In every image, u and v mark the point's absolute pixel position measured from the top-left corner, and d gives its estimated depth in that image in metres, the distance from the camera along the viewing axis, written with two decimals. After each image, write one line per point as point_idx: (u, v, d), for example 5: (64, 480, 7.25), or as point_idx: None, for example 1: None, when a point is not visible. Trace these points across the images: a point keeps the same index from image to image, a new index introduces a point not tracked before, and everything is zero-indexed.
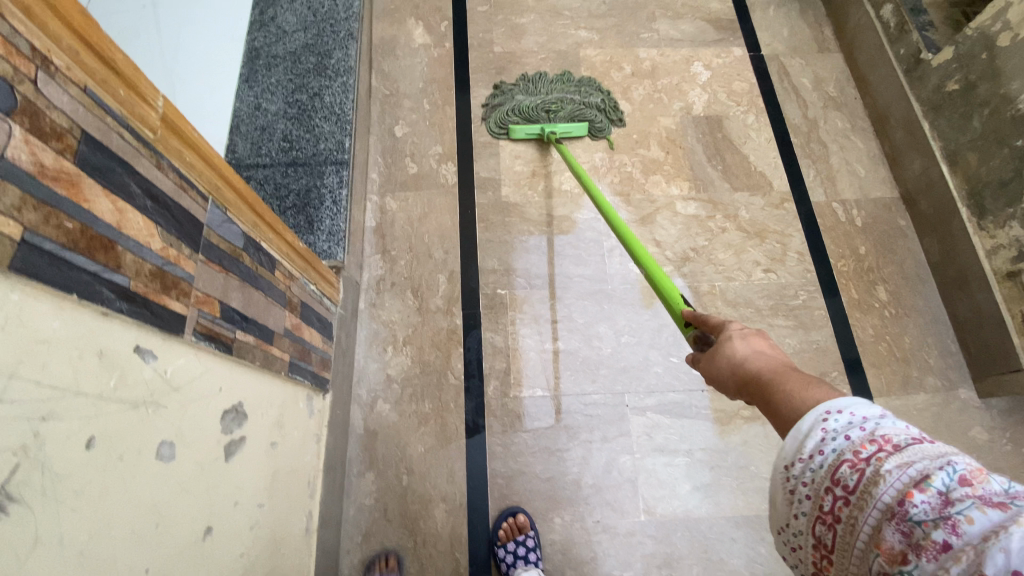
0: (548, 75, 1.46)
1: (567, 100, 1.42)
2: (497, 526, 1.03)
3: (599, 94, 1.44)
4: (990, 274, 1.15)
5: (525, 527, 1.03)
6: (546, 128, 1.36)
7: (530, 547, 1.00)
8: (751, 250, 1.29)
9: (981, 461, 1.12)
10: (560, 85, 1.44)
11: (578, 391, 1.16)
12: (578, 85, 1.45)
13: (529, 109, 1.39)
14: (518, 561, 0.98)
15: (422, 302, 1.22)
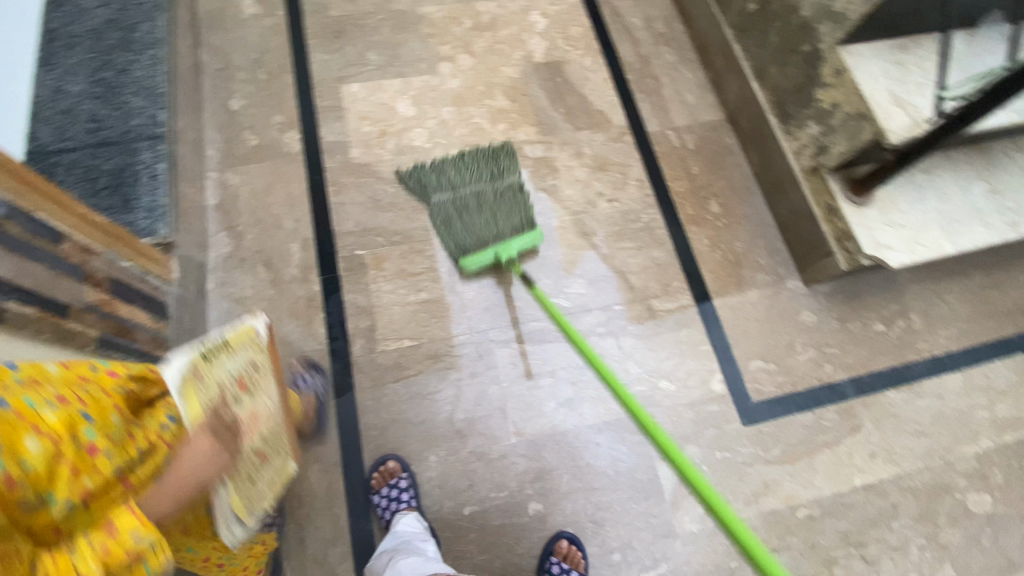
0: (450, 175, 1.28)
1: (494, 197, 1.26)
2: (370, 475, 1.06)
3: (510, 172, 1.31)
4: (799, 172, 1.25)
5: (396, 472, 1.06)
6: (504, 251, 1.16)
7: (402, 488, 1.03)
8: (596, 183, 1.37)
9: (811, 339, 1.24)
10: (473, 181, 1.28)
11: (445, 335, 1.18)
12: (488, 170, 1.30)
13: (474, 236, 1.21)
14: (393, 503, 1.01)
15: (276, 274, 1.20)
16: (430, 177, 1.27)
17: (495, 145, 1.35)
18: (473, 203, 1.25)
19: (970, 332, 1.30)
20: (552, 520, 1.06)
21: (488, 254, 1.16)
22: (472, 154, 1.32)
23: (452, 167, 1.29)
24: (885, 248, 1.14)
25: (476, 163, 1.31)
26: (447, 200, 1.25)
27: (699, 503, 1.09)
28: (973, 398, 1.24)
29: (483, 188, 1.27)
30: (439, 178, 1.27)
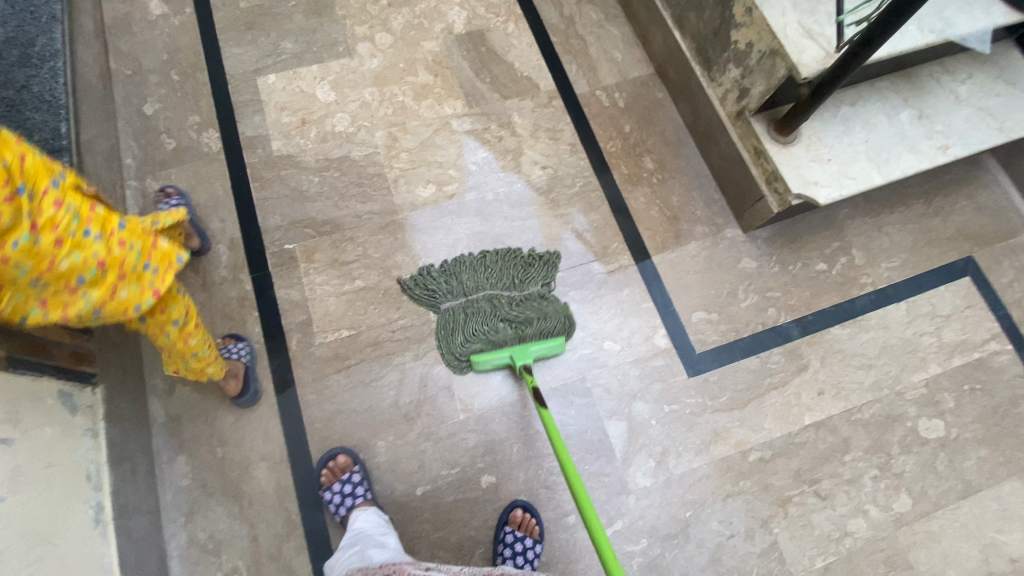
0: (464, 278, 1.19)
1: (514, 303, 1.17)
2: (319, 472, 1.04)
3: (537, 281, 1.20)
4: (725, 118, 1.24)
5: (348, 466, 1.04)
6: (520, 355, 1.10)
7: (354, 483, 1.02)
8: (527, 151, 1.34)
9: (753, 285, 1.24)
10: (494, 292, 1.18)
11: (384, 321, 1.17)
12: (510, 278, 1.19)
13: (487, 330, 1.13)
14: (347, 499, 1.00)
15: (205, 278, 1.17)
16: (441, 280, 1.19)
17: (520, 252, 1.23)
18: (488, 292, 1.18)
19: (913, 261, 1.30)
20: (505, 491, 1.07)
21: (503, 355, 1.10)
22: (494, 254, 1.22)
23: (468, 264, 1.21)
24: (814, 186, 1.13)
25: (496, 264, 1.21)
26: (461, 305, 1.17)
27: (650, 458, 1.09)
28: (919, 326, 1.25)
29: (503, 297, 1.17)
30: (452, 278, 1.19)
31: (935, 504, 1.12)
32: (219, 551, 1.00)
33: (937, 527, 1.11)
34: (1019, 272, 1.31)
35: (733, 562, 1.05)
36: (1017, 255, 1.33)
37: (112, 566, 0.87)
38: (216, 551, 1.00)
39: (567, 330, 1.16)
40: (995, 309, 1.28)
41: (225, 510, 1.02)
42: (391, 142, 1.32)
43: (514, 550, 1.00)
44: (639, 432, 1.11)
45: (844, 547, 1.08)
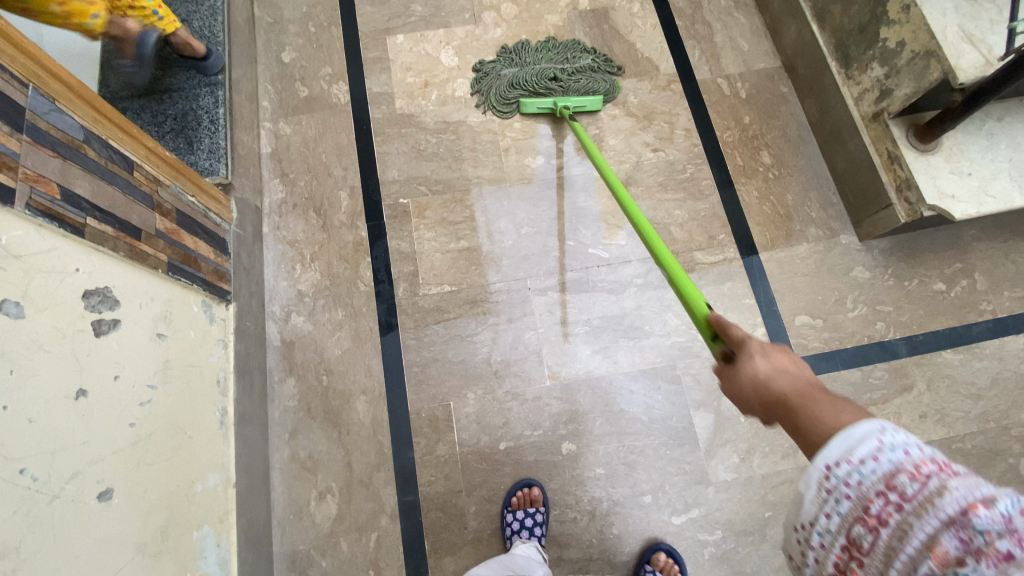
0: (525, 57, 1.37)
1: (565, 72, 1.35)
2: (510, 493, 1.06)
3: (588, 56, 1.38)
4: (859, 119, 1.19)
5: (537, 501, 1.05)
6: (561, 102, 1.30)
7: (538, 521, 1.01)
8: (640, 132, 1.34)
9: (863, 296, 1.19)
10: (549, 60, 1.36)
11: (485, 282, 1.21)
12: (565, 53, 1.38)
13: (540, 83, 1.34)
14: (523, 531, 1.00)
15: (325, 219, 1.25)
16: (504, 56, 1.38)
17: (579, 42, 1.40)
18: (541, 56, 1.37)
19: None
20: (584, 460, 1.09)
21: (547, 100, 1.31)
22: (553, 43, 1.39)
23: (531, 51, 1.38)
24: (949, 199, 1.07)
25: (554, 49, 1.38)
26: (516, 74, 1.35)
27: (734, 453, 1.08)
28: None
29: (556, 68, 1.36)
30: (516, 53, 1.38)
31: None
32: (316, 471, 1.08)
33: None
34: None
35: None
36: None
37: (229, 466, 0.96)
38: (312, 470, 1.08)
39: (609, 92, 1.34)
40: None
41: (324, 434, 1.10)
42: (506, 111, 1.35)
43: None
44: (726, 427, 1.10)
45: None
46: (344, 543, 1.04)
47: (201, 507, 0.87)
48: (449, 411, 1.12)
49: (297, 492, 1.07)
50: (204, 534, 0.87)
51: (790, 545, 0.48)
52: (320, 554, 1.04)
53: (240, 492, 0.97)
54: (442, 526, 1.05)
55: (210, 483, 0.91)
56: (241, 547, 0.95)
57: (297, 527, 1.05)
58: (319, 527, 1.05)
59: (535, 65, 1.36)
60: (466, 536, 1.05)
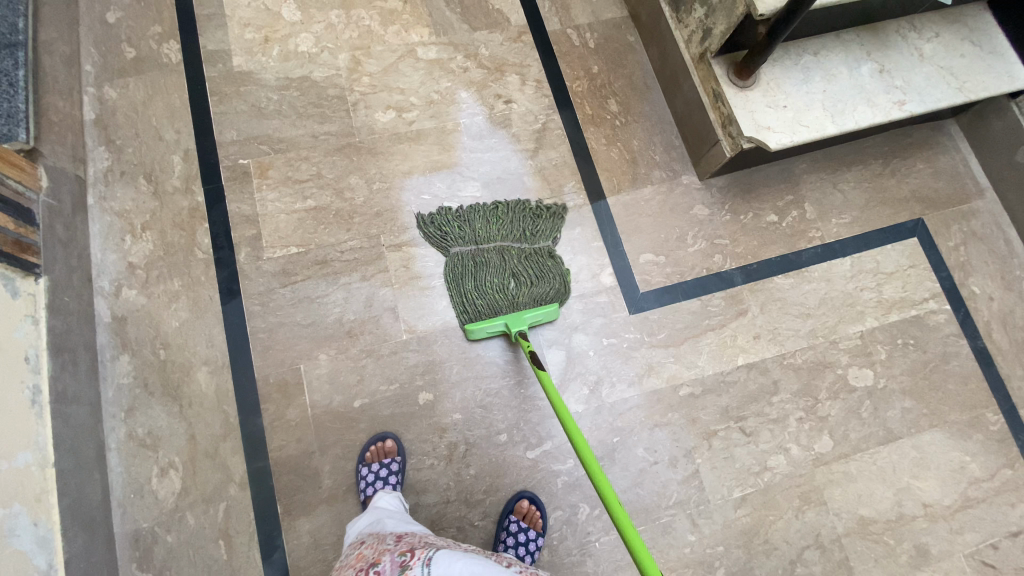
0: (478, 226, 1.19)
1: (523, 259, 1.17)
2: (364, 450, 1.05)
3: (547, 233, 1.21)
4: (689, 61, 1.23)
5: (391, 452, 1.05)
6: (515, 322, 1.09)
7: (392, 471, 1.01)
8: (493, 85, 1.33)
9: (703, 232, 1.26)
10: (501, 237, 1.19)
11: (334, 241, 1.17)
12: (520, 225, 1.20)
13: (489, 285, 1.14)
14: (377, 482, 1.00)
15: (157, 187, 1.18)
16: (450, 228, 1.18)
17: (532, 203, 1.23)
18: (493, 230, 1.19)
19: (862, 219, 1.32)
20: (440, 408, 1.10)
21: (498, 323, 1.10)
22: (510, 210, 1.22)
23: (482, 224, 1.20)
24: (766, 130, 1.13)
25: (508, 217, 1.21)
26: (470, 252, 1.17)
27: (584, 386, 1.13)
28: (860, 281, 1.27)
29: (512, 249, 1.18)
30: (464, 227, 1.19)
31: (854, 447, 1.16)
32: (157, 447, 1.03)
33: (855, 469, 1.15)
34: (966, 237, 1.33)
35: (653, 487, 1.09)
36: (966, 221, 1.34)
37: (45, 444, 0.89)
38: (153, 447, 1.03)
39: (564, 296, 1.17)
40: (938, 271, 1.30)
41: (164, 408, 1.05)
42: (354, 65, 1.30)
43: (517, 539, 1.01)
44: (577, 362, 1.14)
45: (762, 480, 1.12)
46: (190, 517, 1.00)
47: (4, 487, 0.81)
48: (300, 374, 1.09)
49: (137, 470, 1.02)
50: (11, 512, 0.81)
51: None
52: (165, 530, 1.00)
53: (62, 471, 0.91)
54: (296, 488, 1.03)
55: (19, 461, 0.84)
56: (69, 526, 0.89)
57: (138, 505, 1.00)
58: (163, 503, 1.01)
59: (486, 244, 1.18)
60: (321, 495, 1.04)
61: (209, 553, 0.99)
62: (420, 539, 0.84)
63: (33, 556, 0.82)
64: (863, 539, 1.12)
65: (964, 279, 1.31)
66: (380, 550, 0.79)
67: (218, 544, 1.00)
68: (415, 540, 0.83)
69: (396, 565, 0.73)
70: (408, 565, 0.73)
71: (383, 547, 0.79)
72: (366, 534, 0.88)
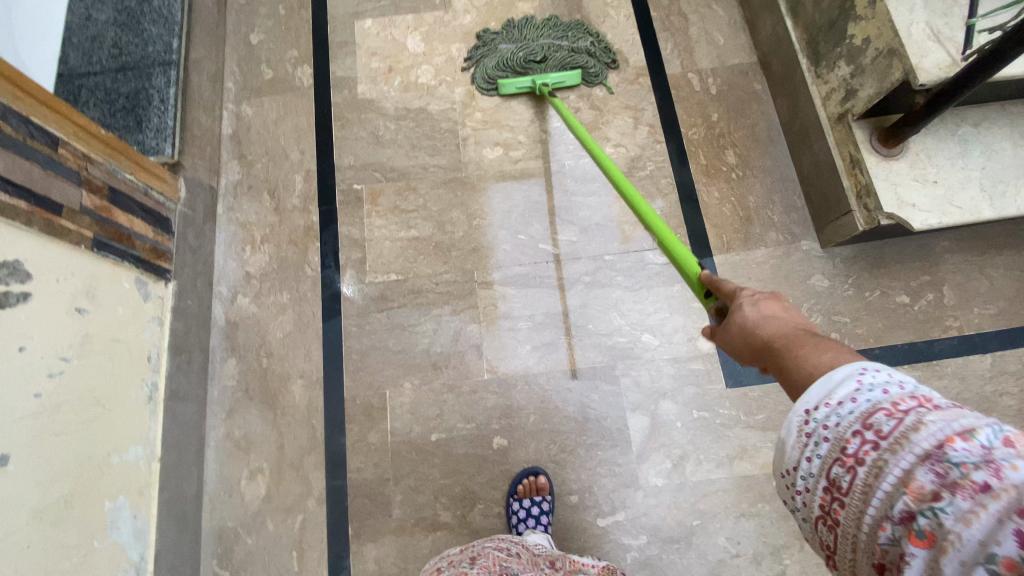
0: (529, 30, 1.33)
1: (560, 50, 1.30)
2: (516, 482, 1.06)
3: (588, 39, 1.33)
4: (825, 120, 1.13)
5: (543, 489, 1.05)
6: (541, 79, 1.27)
7: (543, 510, 1.01)
8: (603, 127, 1.30)
9: (819, 305, 1.15)
10: (547, 36, 1.32)
11: (430, 272, 1.19)
12: (566, 31, 1.33)
13: (525, 49, 1.30)
14: (530, 519, 1.00)
15: (279, 203, 1.26)
16: (506, 32, 1.34)
17: (587, 24, 1.35)
18: (539, 30, 1.33)
19: (1013, 312, 1.14)
20: (513, 455, 1.09)
21: (526, 79, 1.28)
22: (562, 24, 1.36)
23: (533, 22, 1.35)
24: (910, 208, 1.01)
25: (560, 27, 1.34)
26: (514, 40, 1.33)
27: (667, 459, 1.07)
28: (1003, 384, 1.10)
29: (554, 44, 1.31)
30: (514, 33, 1.34)
31: None
32: (249, 450, 1.10)
33: None
34: None
35: None
36: None
37: (153, 441, 0.98)
38: (245, 449, 1.10)
39: (589, 74, 1.31)
40: None
41: (260, 415, 1.12)
42: (469, 99, 1.32)
43: None
44: (661, 431, 1.08)
45: None
46: (270, 523, 1.06)
47: (116, 480, 0.89)
48: (384, 400, 1.11)
49: (230, 470, 1.09)
50: (118, 505, 0.89)
51: (780, 491, 0.46)
52: (246, 531, 1.06)
53: (165, 466, 0.99)
54: (367, 513, 1.06)
55: (130, 456, 0.93)
56: (163, 520, 0.97)
57: (226, 503, 1.08)
58: (248, 506, 1.07)
59: (530, 40, 1.32)
60: (389, 525, 1.05)
61: (281, 562, 1.04)
62: (496, 561, 0.82)
63: (128, 547, 0.90)
64: None
65: None
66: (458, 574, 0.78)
67: (291, 555, 1.04)
68: (491, 565, 0.80)
69: None
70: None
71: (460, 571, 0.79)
72: (450, 558, 0.87)
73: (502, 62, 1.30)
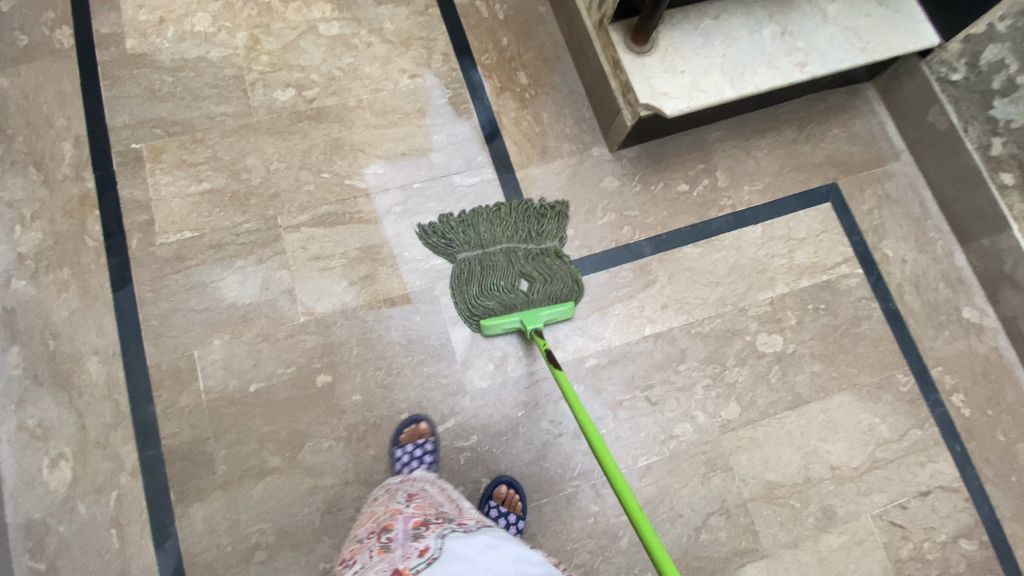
0: (482, 229, 1.17)
1: (529, 259, 1.16)
2: (398, 431, 1.07)
3: (553, 236, 1.20)
4: (590, 28, 1.21)
5: (426, 433, 1.07)
6: (530, 321, 1.09)
7: (427, 451, 1.05)
8: (397, 60, 1.29)
9: (612, 204, 1.24)
10: (507, 239, 1.17)
11: (229, 224, 1.14)
12: (524, 226, 1.19)
13: (492, 267, 1.14)
14: (413, 462, 1.03)
15: (48, 174, 1.15)
16: (459, 234, 1.17)
17: (541, 206, 1.21)
18: (497, 231, 1.17)
19: (775, 186, 1.31)
20: (340, 390, 1.09)
21: (513, 321, 1.10)
22: (511, 208, 1.20)
23: (484, 213, 1.19)
24: (662, 96, 1.12)
25: (513, 215, 1.20)
26: (477, 258, 1.16)
27: (489, 362, 1.12)
28: (771, 247, 1.26)
29: (519, 250, 1.17)
30: (469, 233, 1.17)
31: (764, 413, 1.16)
32: (47, 437, 1.01)
33: (762, 435, 1.15)
34: (880, 200, 1.33)
35: (557, 460, 1.09)
36: (881, 184, 1.34)
37: None
38: (43, 438, 1.01)
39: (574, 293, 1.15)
40: (851, 235, 1.30)
41: (54, 399, 1.03)
42: (252, 44, 1.26)
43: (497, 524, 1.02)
44: (482, 338, 1.13)
45: (667, 449, 1.12)
46: (81, 507, 0.99)
47: None
48: (193, 360, 1.07)
49: (27, 462, 1.00)
50: None
51: None
52: (56, 521, 0.98)
53: None
54: (190, 474, 1.02)
55: None
56: None
57: (28, 497, 0.99)
58: (53, 495, 0.99)
59: (491, 246, 1.17)
60: (215, 481, 1.02)
61: (100, 542, 0.98)
62: (432, 503, 0.84)
63: None
64: (770, 503, 1.12)
65: (877, 242, 1.30)
66: (393, 512, 0.78)
67: (110, 533, 0.98)
68: (427, 506, 0.82)
69: (409, 533, 0.69)
70: (421, 535, 0.68)
71: (396, 510, 0.79)
72: (387, 488, 0.91)
73: (483, 304, 1.12)
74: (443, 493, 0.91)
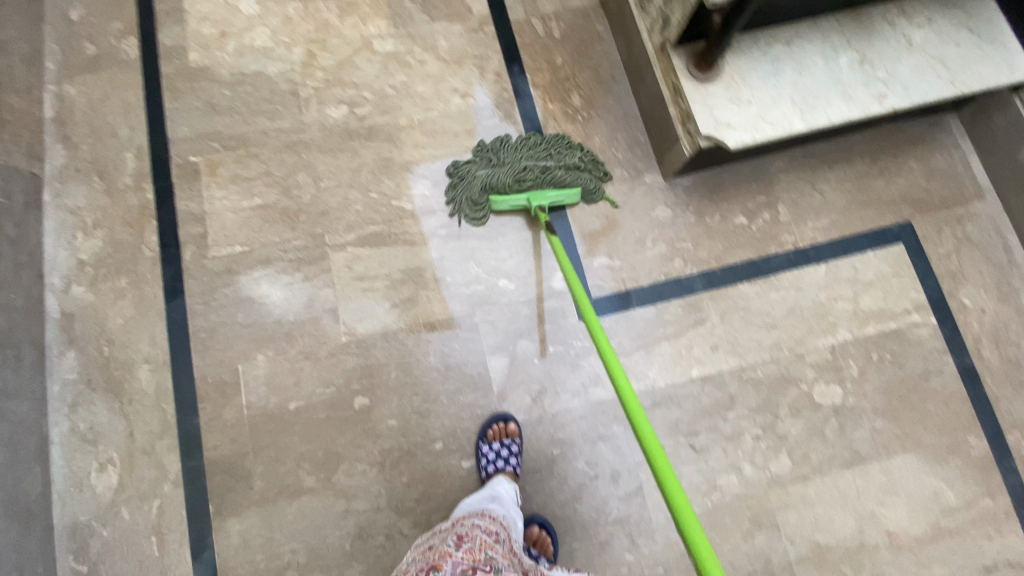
0: (505, 151, 1.19)
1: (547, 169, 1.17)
2: (488, 426, 1.07)
3: (576, 153, 1.19)
4: (651, 52, 1.15)
5: (513, 434, 1.06)
6: (536, 199, 1.14)
7: (512, 454, 1.03)
8: (449, 78, 1.27)
9: (663, 235, 1.19)
10: (528, 155, 1.17)
11: (278, 240, 1.16)
12: (548, 147, 1.19)
13: (508, 169, 1.16)
14: (498, 461, 1.02)
15: (110, 184, 1.19)
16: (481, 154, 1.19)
17: (569, 139, 1.21)
18: (519, 146, 1.18)
19: (843, 223, 1.22)
20: (377, 413, 1.08)
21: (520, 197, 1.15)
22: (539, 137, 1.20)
23: (510, 142, 1.20)
24: (725, 127, 1.05)
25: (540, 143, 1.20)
26: (494, 172, 1.17)
27: (527, 395, 1.10)
28: (834, 290, 1.18)
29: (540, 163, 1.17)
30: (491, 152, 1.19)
31: (817, 469, 1.09)
32: (97, 441, 1.05)
33: (814, 493, 1.08)
34: (959, 243, 1.22)
35: (592, 502, 1.05)
36: (961, 226, 1.23)
37: None
38: (93, 442, 1.05)
39: (587, 183, 1.17)
40: (925, 281, 1.20)
41: (106, 405, 1.07)
42: (308, 59, 1.27)
43: None
44: (520, 369, 1.11)
45: (710, 500, 1.06)
46: (125, 512, 1.02)
47: None
48: (237, 374, 1.09)
49: (78, 464, 1.04)
50: None
51: None
52: (101, 524, 1.02)
53: None
54: (227, 488, 1.04)
55: None
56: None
57: (77, 498, 1.03)
58: (100, 498, 1.03)
59: (511, 158, 1.18)
60: (252, 496, 1.03)
61: (141, 548, 1.01)
62: (484, 545, 0.78)
63: None
64: (818, 566, 1.05)
65: (954, 290, 1.19)
66: (442, 552, 0.75)
67: (151, 541, 1.01)
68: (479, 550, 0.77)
69: None
70: None
71: (445, 551, 0.75)
72: (437, 536, 0.83)
73: (492, 185, 1.15)
74: (499, 531, 0.84)
